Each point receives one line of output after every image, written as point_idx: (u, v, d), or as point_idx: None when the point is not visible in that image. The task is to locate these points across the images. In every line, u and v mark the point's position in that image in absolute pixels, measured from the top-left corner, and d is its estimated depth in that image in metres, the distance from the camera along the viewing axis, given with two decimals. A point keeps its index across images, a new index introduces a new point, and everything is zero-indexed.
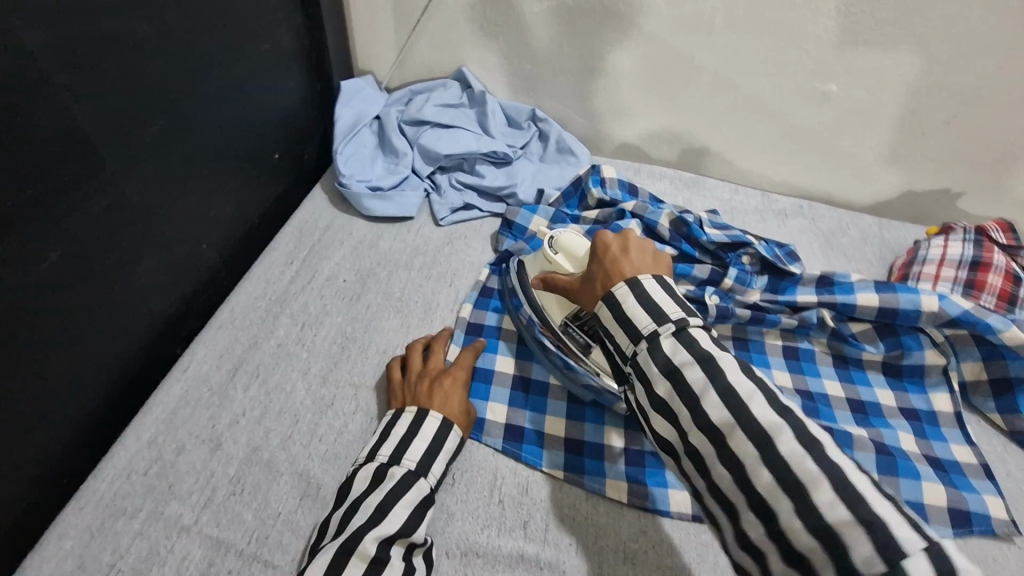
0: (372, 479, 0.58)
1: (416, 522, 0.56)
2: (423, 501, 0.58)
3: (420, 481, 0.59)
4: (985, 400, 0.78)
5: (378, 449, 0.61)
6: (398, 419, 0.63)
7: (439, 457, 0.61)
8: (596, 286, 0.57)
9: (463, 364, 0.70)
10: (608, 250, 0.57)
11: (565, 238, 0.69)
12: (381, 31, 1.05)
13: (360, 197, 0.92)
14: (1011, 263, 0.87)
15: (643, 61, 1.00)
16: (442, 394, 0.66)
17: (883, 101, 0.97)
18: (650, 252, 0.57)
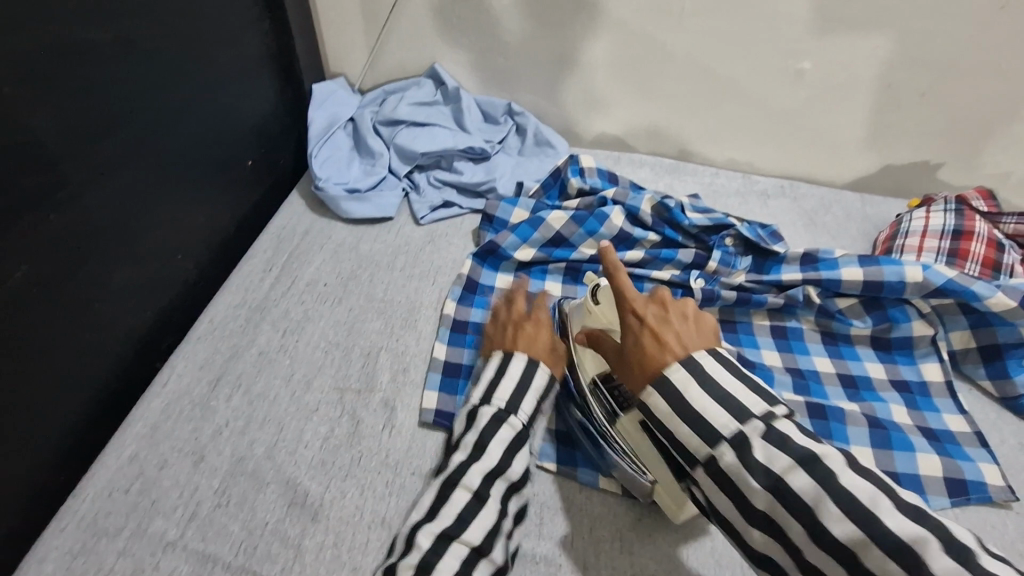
0: (466, 420, 0.60)
1: (512, 457, 0.57)
2: (517, 437, 0.58)
3: (511, 419, 0.59)
4: (975, 367, 0.77)
5: (473, 394, 0.62)
6: (486, 364, 0.64)
7: (529, 395, 0.60)
8: (636, 361, 0.52)
9: (542, 309, 0.69)
10: (647, 319, 0.53)
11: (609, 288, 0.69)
12: (351, 33, 1.04)
13: (338, 200, 0.91)
14: (994, 230, 0.87)
15: (616, 49, 1.00)
16: (528, 338, 0.65)
17: (856, 76, 0.97)
18: (699, 328, 0.53)
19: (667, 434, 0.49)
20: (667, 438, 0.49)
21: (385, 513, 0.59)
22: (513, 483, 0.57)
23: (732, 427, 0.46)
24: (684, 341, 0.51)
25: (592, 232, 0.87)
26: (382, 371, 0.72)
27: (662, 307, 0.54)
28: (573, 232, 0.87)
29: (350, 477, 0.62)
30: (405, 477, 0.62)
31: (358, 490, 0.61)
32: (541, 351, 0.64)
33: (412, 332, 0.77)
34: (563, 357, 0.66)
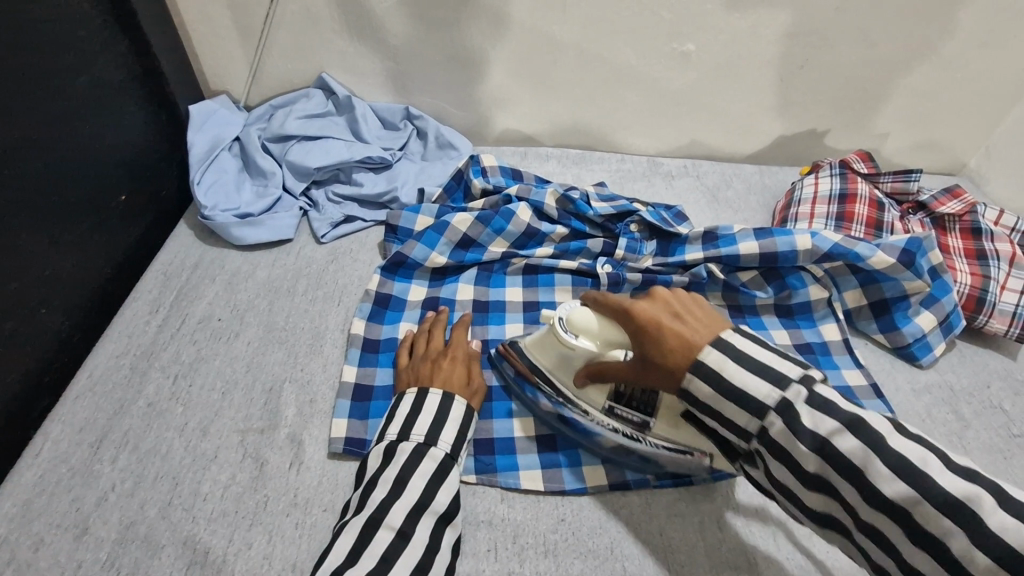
0: (383, 456, 0.58)
1: (435, 488, 0.56)
2: (441, 467, 0.58)
3: (433, 450, 0.59)
4: (868, 323, 0.82)
5: (387, 429, 0.60)
6: (401, 400, 0.63)
7: (447, 425, 0.61)
8: (665, 364, 0.49)
9: (456, 343, 0.70)
10: (660, 322, 0.50)
11: (577, 318, 0.59)
12: (227, 47, 0.98)
13: (228, 227, 0.85)
14: (875, 191, 0.92)
15: (506, 44, 0.98)
16: (442, 372, 0.66)
17: (741, 54, 1.00)
18: (705, 308, 0.51)
19: (715, 414, 0.48)
20: (713, 418, 0.49)
21: (296, 557, 0.56)
22: (423, 506, 0.55)
23: None
24: (700, 330, 0.49)
25: (499, 231, 0.85)
26: (287, 404, 0.68)
27: (666, 302, 0.51)
28: (480, 232, 0.84)
29: (255, 525, 0.58)
30: (316, 515, 0.59)
31: (266, 538, 0.57)
32: (457, 386, 0.65)
33: (318, 358, 0.73)
34: (477, 391, 0.67)
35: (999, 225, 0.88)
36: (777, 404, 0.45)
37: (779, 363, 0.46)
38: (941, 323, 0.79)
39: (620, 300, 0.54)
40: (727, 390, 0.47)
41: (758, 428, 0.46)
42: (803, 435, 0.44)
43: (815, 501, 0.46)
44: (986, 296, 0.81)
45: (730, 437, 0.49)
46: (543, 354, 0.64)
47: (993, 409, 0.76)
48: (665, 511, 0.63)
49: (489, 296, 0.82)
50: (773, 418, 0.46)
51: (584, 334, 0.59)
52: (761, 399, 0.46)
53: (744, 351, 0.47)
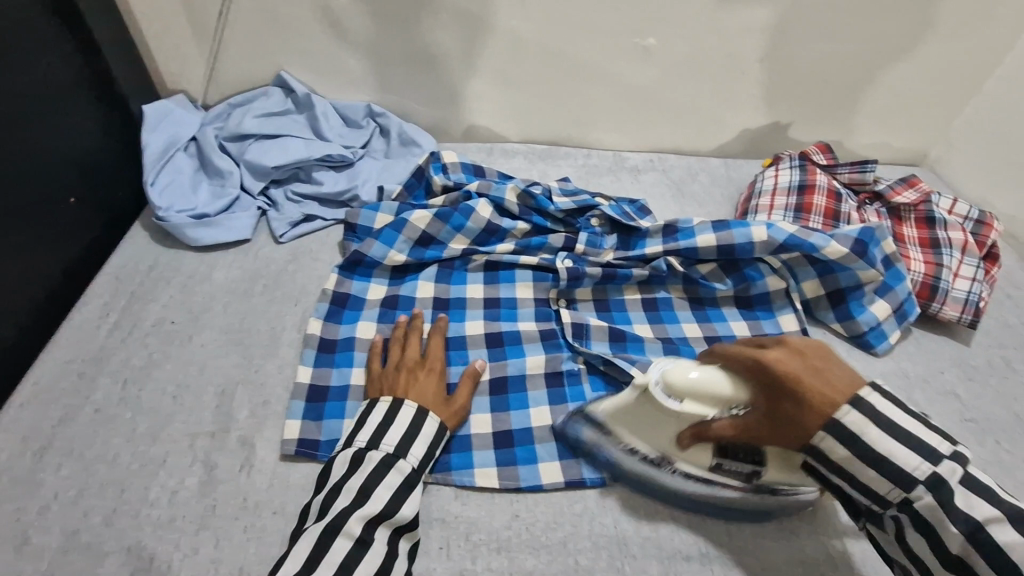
0: (350, 463, 0.58)
1: (399, 501, 0.57)
2: (406, 481, 0.58)
3: (401, 462, 0.59)
4: (826, 313, 0.82)
5: (356, 435, 0.60)
6: (373, 407, 0.63)
7: (419, 438, 0.61)
8: (807, 425, 0.51)
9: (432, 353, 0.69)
10: (801, 380, 0.51)
11: (678, 376, 0.56)
12: (182, 45, 0.96)
13: (183, 228, 0.84)
14: (833, 181, 0.93)
15: (467, 39, 0.97)
16: (417, 384, 0.66)
17: (702, 48, 1.00)
18: (835, 360, 0.53)
19: (848, 477, 0.52)
20: (855, 486, 0.52)
21: (244, 562, 0.55)
22: (384, 516, 0.56)
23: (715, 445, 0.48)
24: (840, 383, 0.51)
25: (459, 228, 0.85)
26: (240, 407, 0.67)
27: (800, 357, 0.52)
28: (440, 230, 0.84)
29: (203, 530, 0.57)
30: (266, 518, 0.58)
31: (214, 542, 0.56)
32: (432, 398, 0.64)
33: (273, 360, 0.72)
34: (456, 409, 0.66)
35: (954, 214, 0.90)
36: (927, 477, 0.49)
37: (925, 436, 0.50)
38: (896, 312, 0.80)
39: (748, 352, 0.53)
40: (867, 455, 0.50)
41: (902, 498, 0.50)
42: (957, 513, 0.48)
43: None
44: (939, 284, 0.82)
45: (862, 499, 0.53)
46: (635, 417, 0.61)
47: (947, 395, 0.77)
48: (618, 505, 0.63)
49: (449, 293, 0.82)
50: (921, 491, 0.49)
51: (689, 394, 0.56)
52: (912, 471, 0.49)
53: (889, 418, 0.50)
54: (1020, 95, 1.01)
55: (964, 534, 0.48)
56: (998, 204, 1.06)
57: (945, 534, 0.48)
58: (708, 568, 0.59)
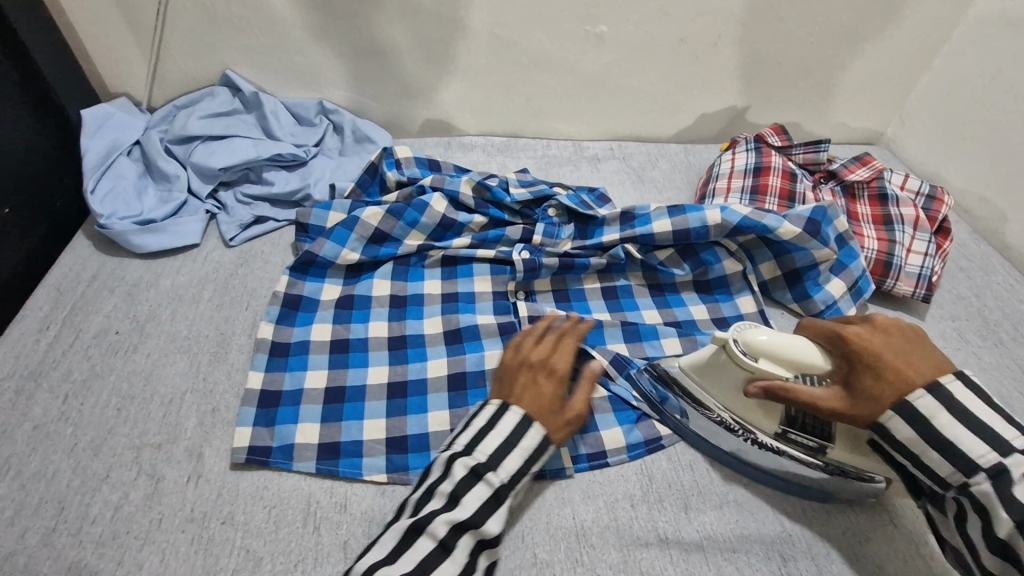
0: (444, 467, 0.57)
1: (489, 513, 0.55)
2: (497, 494, 0.56)
3: (489, 477, 0.56)
4: (784, 293, 0.83)
5: (456, 439, 0.59)
6: (481, 410, 0.60)
7: (513, 453, 0.57)
8: (881, 395, 0.53)
9: (547, 355, 0.65)
10: (878, 351, 0.55)
11: (759, 340, 0.57)
12: (120, 47, 0.93)
13: (126, 235, 0.81)
14: (788, 162, 0.94)
15: (416, 32, 0.95)
16: (533, 388, 0.61)
17: (655, 34, 0.99)
18: (923, 348, 0.56)
19: (911, 456, 0.54)
20: (913, 462, 0.54)
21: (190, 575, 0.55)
22: (472, 524, 0.54)
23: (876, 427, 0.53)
24: (921, 369, 0.54)
25: (413, 224, 0.83)
26: (187, 417, 0.65)
27: (880, 334, 0.56)
28: (393, 226, 0.82)
29: (148, 545, 0.56)
30: (214, 528, 0.57)
31: (159, 556, 0.55)
32: (543, 408, 0.60)
33: (222, 366, 0.70)
34: (566, 423, 0.61)
35: (905, 189, 0.91)
36: (990, 465, 0.50)
37: (1001, 428, 0.51)
38: (851, 289, 0.81)
39: (830, 325, 0.58)
40: (933, 438, 0.52)
41: (962, 482, 0.52)
42: (1014, 505, 0.48)
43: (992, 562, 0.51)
44: (893, 260, 0.83)
45: (926, 481, 0.55)
46: (708, 370, 0.63)
47: None
48: (578, 496, 0.63)
49: (406, 290, 0.80)
50: (981, 478, 0.51)
51: (766, 356, 0.57)
52: (977, 458, 0.51)
53: (968, 409, 0.52)
54: (969, 71, 1.03)
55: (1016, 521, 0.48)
56: (950, 178, 1.07)
57: (997, 518, 0.49)
58: (666, 554, 0.60)
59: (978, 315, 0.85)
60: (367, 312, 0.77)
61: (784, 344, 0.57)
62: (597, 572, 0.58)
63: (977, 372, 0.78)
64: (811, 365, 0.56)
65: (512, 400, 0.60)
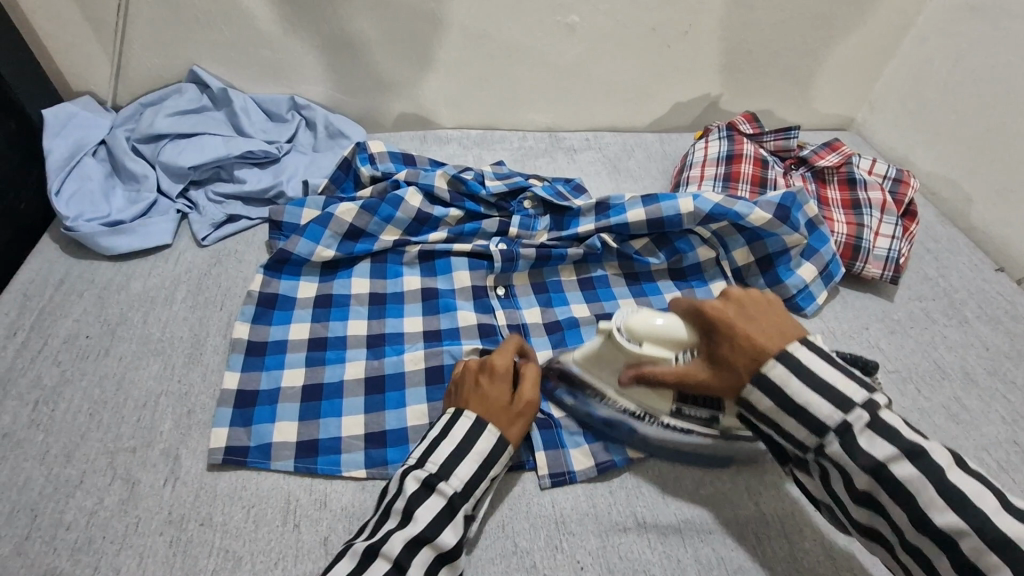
0: (398, 481, 0.57)
1: (441, 525, 0.54)
2: (448, 505, 0.55)
3: (441, 485, 0.55)
4: (756, 278, 0.83)
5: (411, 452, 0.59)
6: (436, 420, 0.61)
7: (466, 460, 0.57)
8: (734, 363, 0.53)
9: (500, 356, 0.63)
10: (734, 324, 0.54)
11: (637, 321, 0.60)
12: (82, 44, 0.90)
13: (95, 236, 0.79)
14: (760, 150, 0.95)
15: (387, 24, 0.94)
16: (478, 394, 0.61)
17: (625, 23, 0.99)
18: (783, 317, 0.55)
19: (770, 422, 0.53)
20: (770, 427, 0.53)
21: None
22: (428, 537, 0.53)
23: (836, 410, 0.50)
24: (775, 340, 0.53)
25: (389, 219, 0.82)
26: (163, 419, 0.65)
27: (739, 306, 0.55)
28: (367, 222, 0.81)
29: (125, 549, 0.56)
30: (192, 530, 0.57)
31: (136, 560, 0.55)
32: (491, 411, 0.60)
33: (197, 368, 0.70)
34: (518, 417, 0.61)
35: (873, 174, 0.93)
36: (837, 424, 0.50)
37: (843, 385, 0.50)
38: (821, 273, 0.83)
39: (695, 302, 0.58)
40: (786, 402, 0.51)
41: (817, 445, 0.51)
42: (861, 456, 0.49)
43: (861, 516, 0.51)
44: (861, 244, 0.85)
45: (786, 445, 0.54)
46: (603, 356, 0.64)
47: (871, 349, 0.80)
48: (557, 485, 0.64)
49: (385, 287, 0.80)
50: (830, 438, 0.50)
51: (647, 339, 0.60)
52: (823, 419, 0.50)
53: (808, 368, 0.51)
54: (935, 56, 1.05)
55: (870, 474, 0.48)
56: (918, 161, 1.09)
57: (850, 474, 0.49)
58: (644, 537, 0.61)
59: (944, 295, 0.87)
60: (346, 310, 0.77)
61: (657, 321, 0.59)
62: (577, 558, 0.59)
63: (943, 351, 0.80)
64: (679, 338, 0.58)
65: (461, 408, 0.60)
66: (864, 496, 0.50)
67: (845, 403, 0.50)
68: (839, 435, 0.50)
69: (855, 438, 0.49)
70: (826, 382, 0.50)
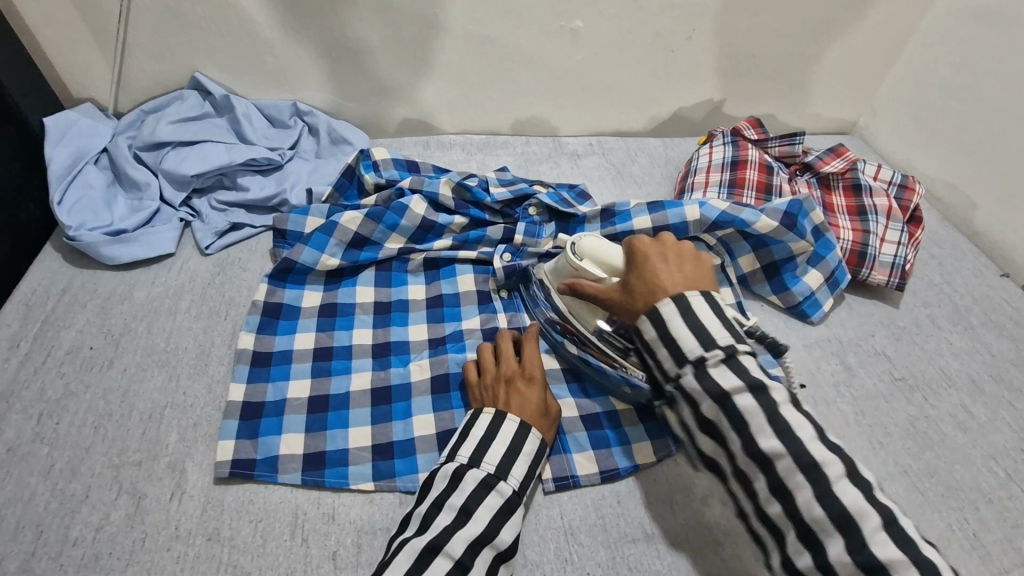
0: (450, 479, 0.57)
1: (499, 525, 0.55)
2: (506, 504, 0.56)
3: (501, 484, 0.57)
4: (763, 286, 0.84)
5: (458, 450, 0.59)
6: (476, 419, 0.61)
7: (519, 459, 0.59)
8: (636, 292, 0.58)
9: (533, 360, 0.66)
10: (651, 258, 0.58)
11: (589, 243, 0.67)
12: (84, 51, 0.90)
13: (97, 246, 0.79)
14: (764, 155, 0.95)
15: (389, 30, 0.93)
16: (519, 397, 0.63)
17: (628, 28, 0.99)
18: (698, 271, 0.58)
19: (648, 351, 0.55)
20: (649, 358, 0.55)
21: None
22: (485, 537, 0.54)
23: (700, 348, 0.51)
24: (674, 283, 0.56)
25: (393, 227, 0.82)
26: (169, 433, 0.64)
27: (664, 248, 0.59)
28: (372, 230, 0.81)
29: (132, 565, 0.55)
30: (199, 546, 0.57)
31: None
32: (533, 412, 0.62)
33: (202, 380, 0.69)
34: (553, 418, 0.64)
35: (878, 179, 0.93)
36: (696, 358, 0.51)
37: (716, 328, 0.52)
38: (828, 280, 0.83)
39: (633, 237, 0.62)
40: (666, 337, 0.53)
41: (676, 374, 0.52)
42: (714, 391, 0.50)
43: (706, 446, 0.52)
44: (867, 250, 0.85)
45: (656, 372, 0.55)
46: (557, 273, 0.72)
47: (877, 356, 0.80)
48: (566, 496, 0.64)
49: (390, 296, 0.79)
50: (688, 370, 0.51)
51: (589, 258, 0.67)
52: (687, 351, 0.51)
53: (696, 315, 0.53)
54: (937, 60, 1.05)
55: (718, 405, 0.50)
56: (922, 166, 1.09)
57: (699, 400, 0.51)
58: (654, 548, 0.61)
59: (950, 301, 0.87)
60: (351, 320, 0.76)
61: (605, 248, 0.66)
62: (586, 570, 0.59)
63: (949, 358, 0.80)
64: (612, 263, 0.65)
65: (504, 408, 0.62)
66: (709, 424, 0.51)
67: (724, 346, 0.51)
68: (695, 368, 0.51)
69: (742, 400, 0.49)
70: (703, 326, 0.52)
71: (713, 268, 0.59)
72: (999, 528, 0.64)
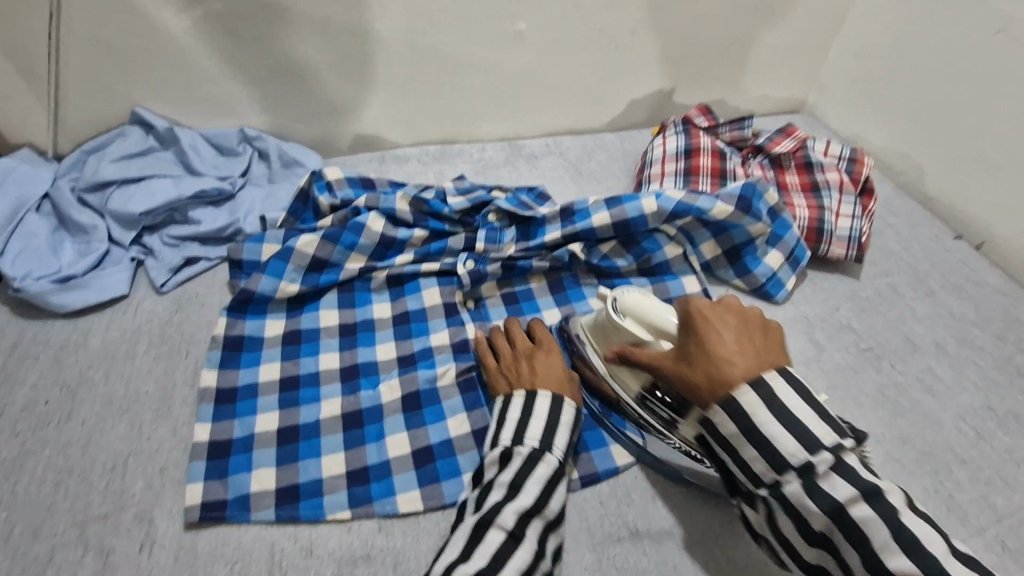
0: (500, 460, 0.59)
1: (548, 495, 0.57)
2: (554, 475, 0.58)
3: (547, 455, 0.59)
4: (726, 270, 0.85)
5: (498, 435, 0.61)
6: (510, 403, 0.63)
7: (560, 430, 0.61)
8: (700, 368, 0.53)
9: (548, 336, 0.69)
10: (715, 328, 0.53)
11: (631, 299, 0.62)
12: (15, 95, 0.87)
13: (46, 296, 0.76)
14: (716, 142, 0.96)
15: (331, 49, 0.92)
16: (547, 370, 0.65)
17: (572, 27, 0.99)
18: (768, 346, 0.54)
19: (731, 451, 0.52)
20: (731, 458, 0.52)
21: None
22: (536, 510, 0.55)
23: (802, 451, 0.49)
24: (746, 366, 0.51)
25: (352, 246, 0.80)
26: (135, 480, 0.63)
27: (730, 313, 0.55)
28: (331, 251, 0.80)
29: None
30: None
31: None
32: (561, 381, 0.64)
33: (166, 423, 0.67)
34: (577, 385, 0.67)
35: (829, 155, 0.95)
36: (800, 463, 0.49)
37: (815, 426, 0.49)
38: (788, 259, 0.84)
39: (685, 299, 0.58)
40: (753, 434, 0.50)
41: (774, 480, 0.50)
42: (822, 501, 0.48)
43: (812, 556, 0.50)
44: (824, 226, 0.86)
45: (738, 473, 0.52)
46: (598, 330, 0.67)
47: (843, 329, 0.81)
48: None
49: (355, 316, 0.78)
50: (790, 477, 0.49)
51: (632, 315, 0.62)
52: (788, 457, 0.49)
53: (780, 401, 0.50)
54: (875, 34, 1.07)
55: (826, 512, 0.48)
56: (871, 139, 1.12)
57: (808, 512, 0.48)
58: (639, 545, 0.61)
59: (908, 268, 0.89)
60: (316, 344, 0.75)
61: (651, 306, 0.61)
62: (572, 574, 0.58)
63: (913, 324, 0.82)
64: (663, 328, 0.60)
65: (534, 383, 0.64)
66: (819, 538, 0.49)
67: (814, 447, 0.49)
68: (800, 474, 0.49)
69: (817, 481, 0.48)
70: (795, 418, 0.49)
71: (781, 338, 0.55)
72: (973, 487, 0.66)
